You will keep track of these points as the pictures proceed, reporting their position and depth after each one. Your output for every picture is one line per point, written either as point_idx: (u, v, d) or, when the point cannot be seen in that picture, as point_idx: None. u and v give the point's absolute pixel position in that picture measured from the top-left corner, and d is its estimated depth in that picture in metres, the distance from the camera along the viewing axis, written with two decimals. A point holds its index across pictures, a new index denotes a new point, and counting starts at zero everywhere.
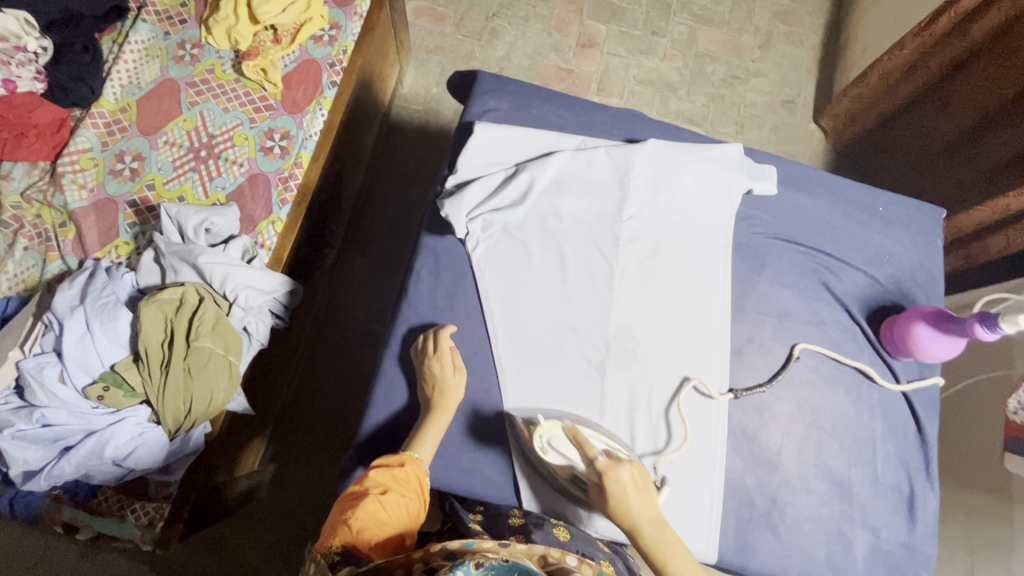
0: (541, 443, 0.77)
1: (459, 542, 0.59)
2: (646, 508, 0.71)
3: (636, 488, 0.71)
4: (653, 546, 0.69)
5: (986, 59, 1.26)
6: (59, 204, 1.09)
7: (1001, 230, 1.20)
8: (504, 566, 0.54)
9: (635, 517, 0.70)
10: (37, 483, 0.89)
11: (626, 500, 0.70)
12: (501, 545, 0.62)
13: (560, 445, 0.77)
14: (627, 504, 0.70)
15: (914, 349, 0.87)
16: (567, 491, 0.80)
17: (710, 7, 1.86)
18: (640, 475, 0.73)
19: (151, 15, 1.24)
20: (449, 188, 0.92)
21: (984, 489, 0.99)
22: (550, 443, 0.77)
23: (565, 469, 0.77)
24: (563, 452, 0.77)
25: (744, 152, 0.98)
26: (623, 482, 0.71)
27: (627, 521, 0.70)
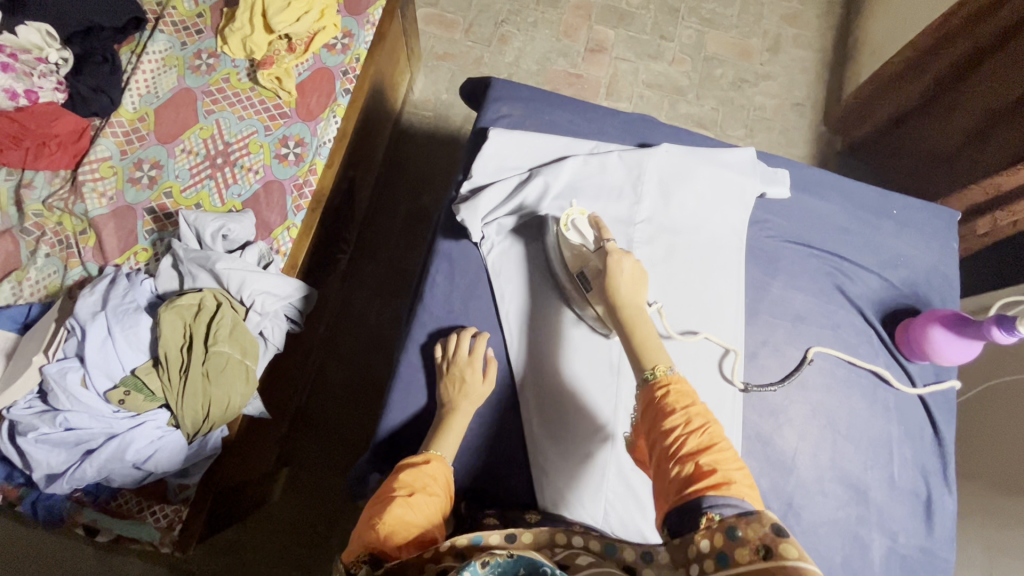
0: (566, 221, 0.87)
1: (469, 540, 0.60)
2: (635, 294, 0.77)
3: (632, 273, 0.78)
4: (624, 313, 0.75)
5: (997, 61, 1.25)
6: (81, 212, 1.12)
7: (990, 211, 1.27)
8: (509, 562, 0.55)
9: (621, 294, 0.76)
10: (59, 486, 0.90)
11: (621, 277, 0.77)
12: (509, 539, 0.63)
13: (582, 225, 0.86)
14: (619, 280, 0.77)
15: (930, 352, 0.86)
16: (571, 292, 0.88)
17: (718, 10, 1.87)
18: (641, 270, 0.79)
19: (168, 26, 1.26)
20: (463, 194, 0.93)
21: (1001, 493, 0.98)
22: (574, 222, 0.86)
23: (576, 250, 0.85)
24: (581, 232, 0.85)
25: (756, 156, 0.98)
26: (622, 266, 0.78)
27: (615, 293, 0.76)
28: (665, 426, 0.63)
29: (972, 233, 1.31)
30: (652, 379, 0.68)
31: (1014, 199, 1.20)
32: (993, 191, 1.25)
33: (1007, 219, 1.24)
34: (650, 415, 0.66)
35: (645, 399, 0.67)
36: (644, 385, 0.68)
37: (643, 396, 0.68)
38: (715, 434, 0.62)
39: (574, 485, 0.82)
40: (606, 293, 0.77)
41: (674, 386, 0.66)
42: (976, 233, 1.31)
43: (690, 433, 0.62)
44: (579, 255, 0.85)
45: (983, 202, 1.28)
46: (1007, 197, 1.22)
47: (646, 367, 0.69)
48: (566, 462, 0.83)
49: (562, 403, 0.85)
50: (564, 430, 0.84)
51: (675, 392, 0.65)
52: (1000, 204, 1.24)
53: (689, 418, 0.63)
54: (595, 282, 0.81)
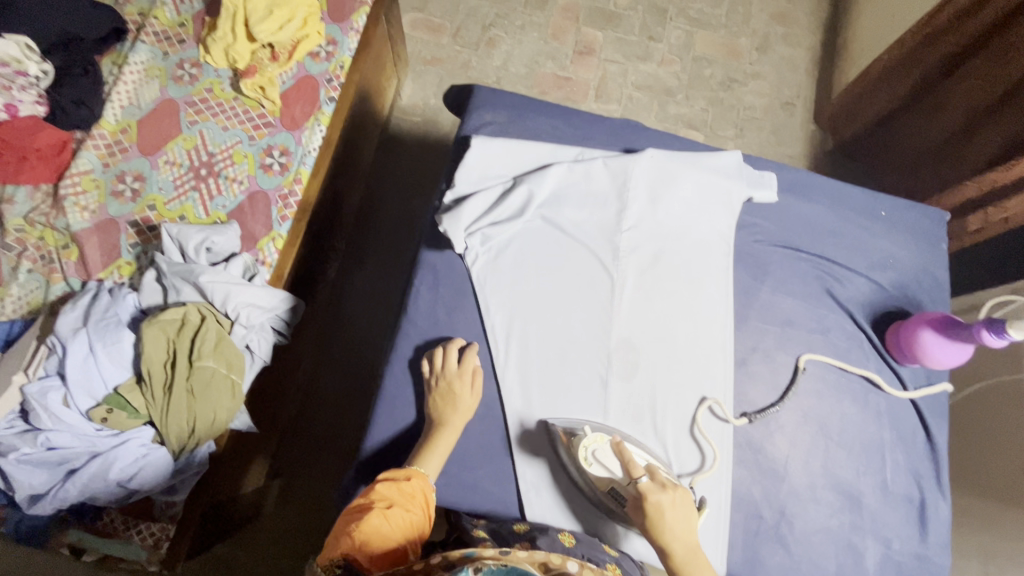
0: (586, 454, 0.79)
1: (460, 552, 0.58)
2: (684, 534, 0.71)
3: (678, 510, 0.72)
4: (683, 569, 0.70)
5: (983, 57, 1.24)
6: (62, 226, 1.10)
7: (983, 207, 1.25)
8: (502, 569, 0.56)
9: (672, 539, 0.70)
10: (42, 507, 0.89)
11: (667, 520, 0.71)
12: (501, 553, 0.62)
13: (605, 458, 0.78)
14: (667, 524, 0.71)
15: (920, 355, 0.85)
16: (608, 509, 0.80)
17: (707, 10, 1.86)
18: (682, 500, 0.73)
19: (150, 36, 1.25)
20: (447, 204, 0.91)
21: (997, 494, 0.97)
22: (595, 454, 0.78)
23: (607, 486, 0.78)
24: (607, 466, 0.78)
25: (743, 160, 0.98)
26: (664, 505, 0.71)
27: (663, 540, 0.71)
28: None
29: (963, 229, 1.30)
30: None
31: (1009, 194, 1.19)
32: (987, 187, 1.24)
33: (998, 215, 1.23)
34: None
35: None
36: None
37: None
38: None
39: (565, 497, 0.82)
40: (652, 538, 0.71)
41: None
42: (967, 229, 1.30)
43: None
44: (607, 485, 0.78)
45: (977, 198, 1.27)
46: (1003, 192, 1.20)
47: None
48: (556, 473, 0.82)
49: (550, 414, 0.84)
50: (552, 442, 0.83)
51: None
52: (993, 199, 1.23)
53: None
54: (634, 517, 0.74)
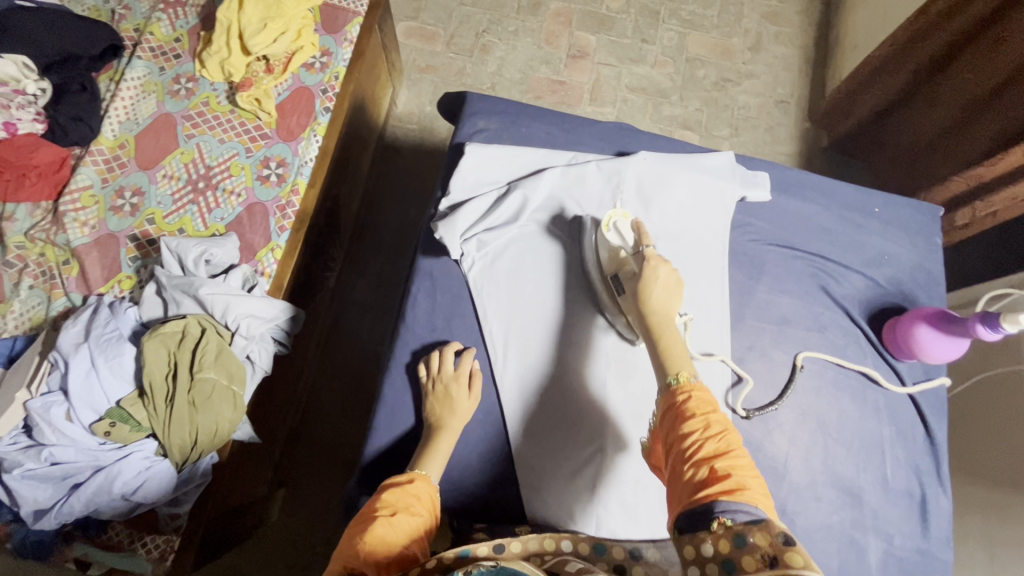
0: (609, 221, 0.88)
1: (455, 552, 0.61)
2: (667, 305, 0.76)
3: (666, 285, 0.78)
4: (655, 327, 0.75)
5: (971, 52, 1.24)
6: (62, 242, 1.11)
7: (969, 203, 1.30)
8: (491, 570, 0.54)
9: (655, 300, 0.76)
10: (47, 522, 0.89)
11: (655, 287, 0.77)
12: (496, 548, 0.64)
13: (623, 227, 0.87)
14: (653, 288, 0.77)
15: (916, 350, 0.86)
16: (605, 301, 0.88)
17: (698, 12, 1.87)
18: (677, 280, 0.79)
19: (145, 52, 1.26)
20: (442, 211, 0.92)
21: (999, 487, 0.97)
22: (616, 224, 0.87)
23: (614, 250, 0.86)
24: (622, 234, 0.87)
25: (735, 160, 0.98)
26: (658, 273, 0.78)
27: (645, 299, 0.76)
28: (682, 431, 0.64)
29: (952, 224, 1.34)
30: (675, 386, 0.68)
31: (992, 190, 1.23)
32: (973, 184, 1.28)
33: (983, 210, 1.27)
34: (668, 420, 0.66)
35: (664, 402, 0.68)
36: (667, 391, 0.69)
37: (664, 400, 0.68)
38: (732, 441, 0.63)
39: (565, 497, 0.82)
40: (638, 295, 0.77)
41: (696, 394, 0.66)
42: (956, 224, 1.34)
43: (707, 437, 0.62)
44: (613, 258, 0.85)
45: (962, 194, 1.32)
46: (986, 188, 1.25)
47: (669, 373, 0.70)
48: (556, 472, 0.83)
49: (549, 415, 0.85)
50: (551, 441, 0.84)
51: (695, 398, 0.65)
52: (978, 195, 1.27)
53: (707, 422, 0.63)
54: (628, 286, 0.81)
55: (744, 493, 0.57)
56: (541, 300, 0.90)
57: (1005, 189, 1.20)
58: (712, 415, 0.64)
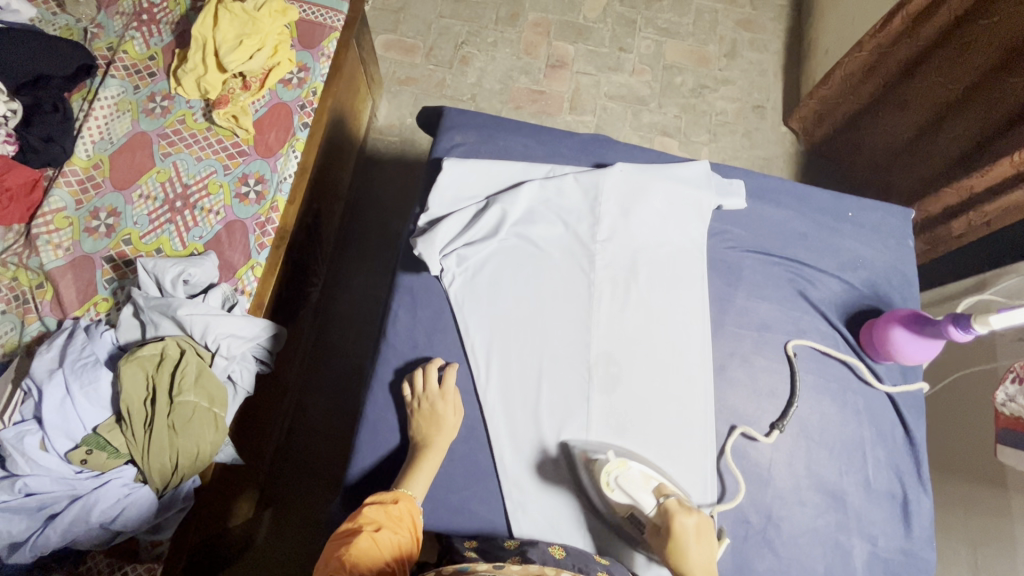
0: (609, 479, 0.77)
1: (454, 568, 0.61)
2: (705, 561, 0.71)
3: (699, 543, 0.71)
4: None
5: (939, 58, 1.29)
6: (36, 265, 1.09)
7: (963, 214, 1.26)
8: None
9: (695, 567, 0.70)
10: (22, 555, 0.86)
11: (689, 549, 0.71)
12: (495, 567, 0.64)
13: (628, 485, 0.76)
14: (688, 552, 0.71)
15: (893, 352, 0.87)
16: (623, 530, 0.80)
17: (674, 20, 1.90)
18: (706, 524, 0.73)
19: (119, 70, 1.25)
20: (422, 226, 0.92)
21: (979, 483, 0.98)
22: (618, 479, 0.76)
23: (628, 511, 0.77)
24: (630, 493, 0.76)
25: (711, 169, 0.99)
26: (688, 527, 0.72)
27: (683, 563, 0.70)
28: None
29: (948, 235, 1.30)
30: None
31: (986, 200, 1.20)
32: (966, 194, 1.24)
33: (980, 220, 1.23)
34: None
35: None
36: None
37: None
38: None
39: (550, 509, 0.82)
40: (673, 561, 0.71)
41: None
42: (952, 234, 1.31)
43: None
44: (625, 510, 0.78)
45: (957, 205, 1.28)
46: (980, 198, 1.21)
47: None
48: (543, 485, 0.82)
49: (534, 431, 0.84)
50: (538, 455, 0.83)
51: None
52: (972, 206, 1.23)
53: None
54: (656, 541, 0.74)
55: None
56: (523, 311, 0.89)
57: (998, 201, 1.16)
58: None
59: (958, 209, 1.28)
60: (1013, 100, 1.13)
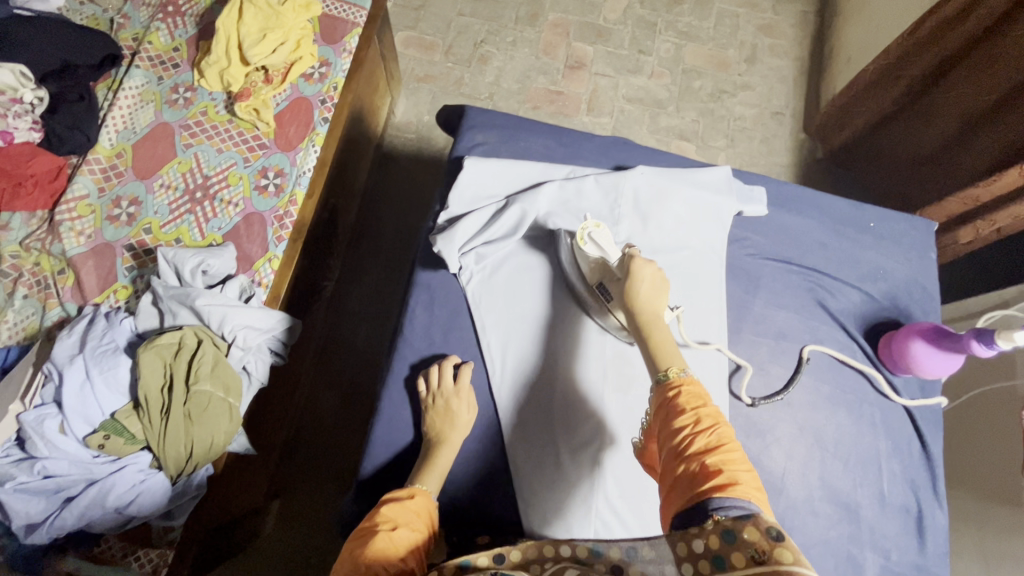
0: (583, 234, 0.86)
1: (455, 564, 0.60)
2: (653, 301, 0.77)
3: (653, 284, 0.78)
4: (646, 326, 0.75)
5: (966, 68, 1.27)
6: (58, 252, 1.10)
7: (973, 221, 1.29)
8: None
9: (641, 300, 0.76)
10: (38, 536, 0.87)
11: (642, 286, 0.77)
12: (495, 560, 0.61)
13: (600, 238, 0.85)
14: (638, 287, 0.77)
15: (913, 365, 0.86)
16: (592, 305, 0.88)
17: (695, 23, 1.89)
18: (660, 277, 0.79)
19: (144, 61, 1.26)
20: (441, 224, 0.93)
21: (995, 501, 0.97)
22: (592, 235, 0.86)
23: (597, 264, 0.85)
24: (601, 246, 0.85)
25: (732, 175, 0.99)
26: (642, 270, 0.78)
27: (633, 299, 0.77)
28: (675, 425, 0.64)
29: (955, 242, 1.33)
30: (668, 379, 0.69)
31: (995, 209, 1.23)
32: (972, 203, 1.29)
33: (987, 229, 1.27)
34: (661, 415, 0.67)
35: (657, 396, 0.69)
36: (659, 387, 0.69)
37: (657, 395, 0.69)
38: (722, 434, 0.63)
39: (562, 507, 0.81)
40: (626, 293, 0.78)
41: (687, 388, 0.67)
42: (959, 241, 1.34)
43: (699, 433, 0.62)
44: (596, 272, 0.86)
45: (963, 212, 1.32)
46: (988, 207, 1.25)
47: (660, 369, 0.70)
48: (555, 483, 0.82)
49: (547, 429, 0.85)
50: (550, 453, 0.83)
51: (686, 392, 0.66)
52: (979, 214, 1.27)
53: (698, 418, 0.64)
54: (615, 287, 0.81)
55: (737, 490, 0.57)
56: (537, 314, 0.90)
57: (1006, 209, 1.20)
58: (704, 411, 0.65)
59: (966, 216, 1.31)
60: None
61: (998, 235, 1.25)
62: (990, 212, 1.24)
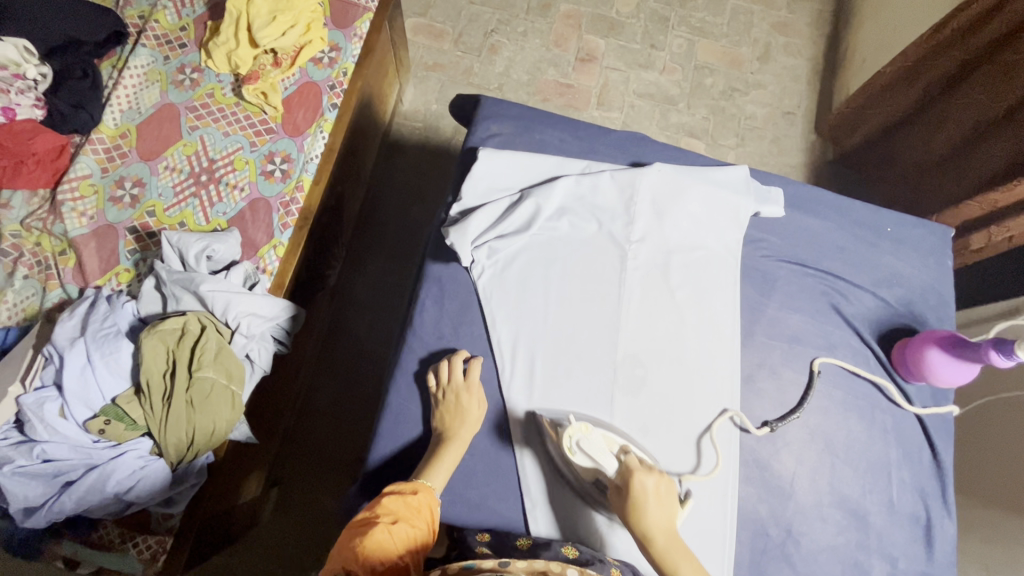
0: (570, 443, 0.78)
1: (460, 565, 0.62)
2: (663, 519, 0.71)
3: (659, 496, 0.72)
4: (662, 557, 0.68)
5: (984, 73, 1.26)
6: (59, 232, 1.09)
7: (984, 227, 1.28)
8: None
9: (650, 525, 0.70)
10: (37, 519, 0.87)
11: (648, 502, 0.71)
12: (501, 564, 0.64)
13: (588, 446, 0.77)
14: (645, 510, 0.71)
15: (927, 373, 0.85)
16: (589, 495, 0.80)
17: (708, 20, 1.87)
18: (666, 486, 0.73)
19: (150, 40, 1.23)
20: (453, 216, 0.91)
21: (1001, 511, 0.97)
22: (580, 444, 0.78)
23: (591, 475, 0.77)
24: (591, 455, 0.77)
25: (750, 175, 0.98)
26: (647, 486, 0.72)
27: (641, 524, 0.70)
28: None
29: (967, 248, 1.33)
30: None
31: (1009, 216, 1.22)
32: (989, 208, 1.26)
33: (1000, 235, 1.26)
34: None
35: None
36: None
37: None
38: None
39: (568, 507, 0.81)
40: (632, 523, 0.71)
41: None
42: (970, 248, 1.33)
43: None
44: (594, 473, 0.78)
45: (979, 216, 1.30)
46: (1002, 213, 1.24)
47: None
48: (561, 483, 0.81)
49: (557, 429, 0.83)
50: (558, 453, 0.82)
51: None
52: (994, 219, 1.26)
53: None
54: (616, 503, 0.74)
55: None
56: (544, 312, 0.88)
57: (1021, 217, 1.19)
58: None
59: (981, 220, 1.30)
60: None
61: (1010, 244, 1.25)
62: (1007, 218, 1.22)
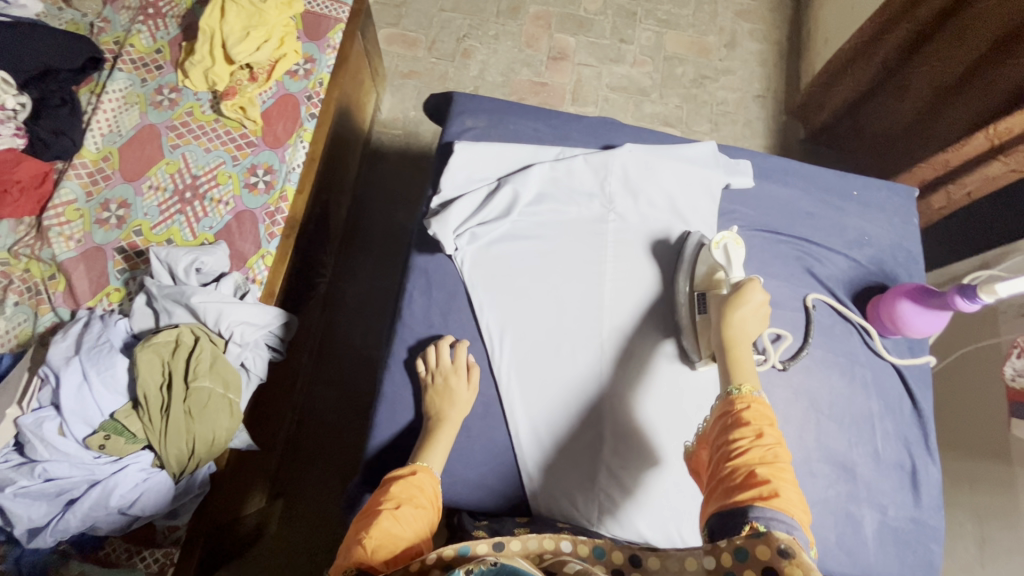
0: (718, 239, 0.86)
1: (454, 550, 0.57)
2: (748, 323, 0.76)
3: (757, 311, 0.76)
4: (731, 343, 0.74)
5: (937, 42, 1.29)
6: (48, 257, 1.09)
7: (942, 187, 1.33)
8: (492, 570, 0.51)
9: (737, 314, 0.76)
10: (42, 540, 0.88)
11: (746, 308, 0.76)
12: (496, 547, 0.60)
13: (732, 253, 0.84)
14: (741, 309, 0.76)
15: (901, 325, 0.90)
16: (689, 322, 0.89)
17: (674, 11, 1.91)
18: (767, 307, 0.77)
19: (127, 64, 1.25)
20: (434, 209, 0.94)
21: (989, 458, 1.00)
22: (726, 246, 0.85)
23: (714, 278, 0.87)
24: (729, 258, 0.85)
25: (718, 149, 1.01)
26: (754, 296, 0.76)
27: (733, 310, 0.76)
28: (731, 436, 0.64)
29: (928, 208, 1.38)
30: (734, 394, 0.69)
31: (961, 174, 1.27)
32: (942, 168, 1.31)
33: (958, 193, 1.31)
34: (721, 424, 0.67)
35: (721, 407, 0.69)
36: (725, 397, 0.69)
37: (722, 407, 0.69)
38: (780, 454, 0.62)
39: (560, 477, 0.85)
40: (723, 310, 0.77)
41: (756, 405, 0.66)
42: (932, 208, 1.38)
43: (756, 446, 0.62)
44: (709, 277, 0.88)
45: (933, 178, 1.35)
46: (956, 171, 1.28)
47: (731, 382, 0.70)
48: (557, 456, 0.86)
49: (553, 406, 0.88)
50: (554, 427, 0.87)
51: (753, 409, 0.65)
52: (949, 179, 1.31)
53: (759, 432, 0.63)
54: (717, 303, 0.81)
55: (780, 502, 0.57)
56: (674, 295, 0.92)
57: (976, 171, 1.23)
58: (767, 426, 0.64)
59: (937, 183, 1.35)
60: (1001, 88, 1.16)
61: (954, 199, 1.31)
62: (962, 176, 1.27)
